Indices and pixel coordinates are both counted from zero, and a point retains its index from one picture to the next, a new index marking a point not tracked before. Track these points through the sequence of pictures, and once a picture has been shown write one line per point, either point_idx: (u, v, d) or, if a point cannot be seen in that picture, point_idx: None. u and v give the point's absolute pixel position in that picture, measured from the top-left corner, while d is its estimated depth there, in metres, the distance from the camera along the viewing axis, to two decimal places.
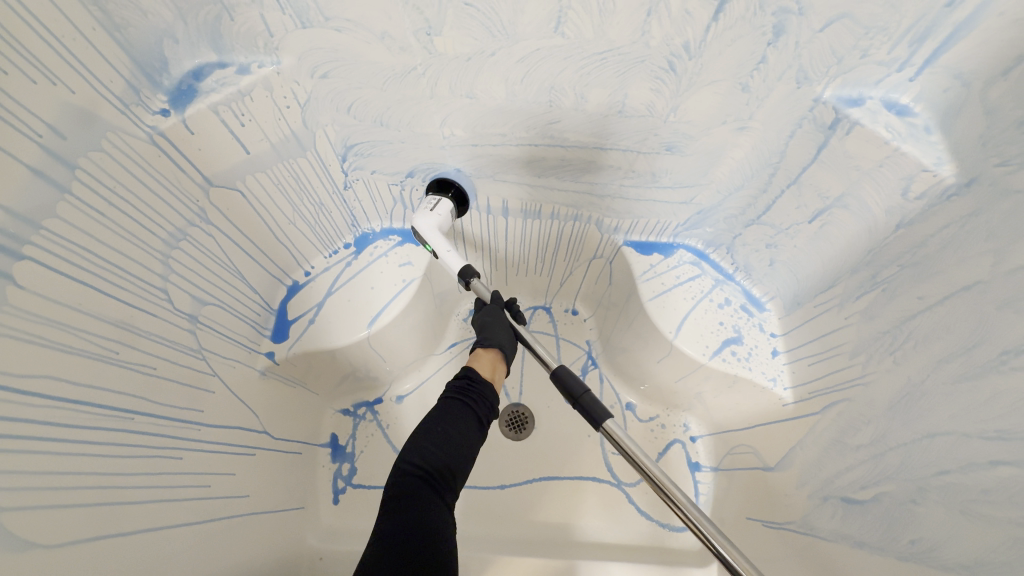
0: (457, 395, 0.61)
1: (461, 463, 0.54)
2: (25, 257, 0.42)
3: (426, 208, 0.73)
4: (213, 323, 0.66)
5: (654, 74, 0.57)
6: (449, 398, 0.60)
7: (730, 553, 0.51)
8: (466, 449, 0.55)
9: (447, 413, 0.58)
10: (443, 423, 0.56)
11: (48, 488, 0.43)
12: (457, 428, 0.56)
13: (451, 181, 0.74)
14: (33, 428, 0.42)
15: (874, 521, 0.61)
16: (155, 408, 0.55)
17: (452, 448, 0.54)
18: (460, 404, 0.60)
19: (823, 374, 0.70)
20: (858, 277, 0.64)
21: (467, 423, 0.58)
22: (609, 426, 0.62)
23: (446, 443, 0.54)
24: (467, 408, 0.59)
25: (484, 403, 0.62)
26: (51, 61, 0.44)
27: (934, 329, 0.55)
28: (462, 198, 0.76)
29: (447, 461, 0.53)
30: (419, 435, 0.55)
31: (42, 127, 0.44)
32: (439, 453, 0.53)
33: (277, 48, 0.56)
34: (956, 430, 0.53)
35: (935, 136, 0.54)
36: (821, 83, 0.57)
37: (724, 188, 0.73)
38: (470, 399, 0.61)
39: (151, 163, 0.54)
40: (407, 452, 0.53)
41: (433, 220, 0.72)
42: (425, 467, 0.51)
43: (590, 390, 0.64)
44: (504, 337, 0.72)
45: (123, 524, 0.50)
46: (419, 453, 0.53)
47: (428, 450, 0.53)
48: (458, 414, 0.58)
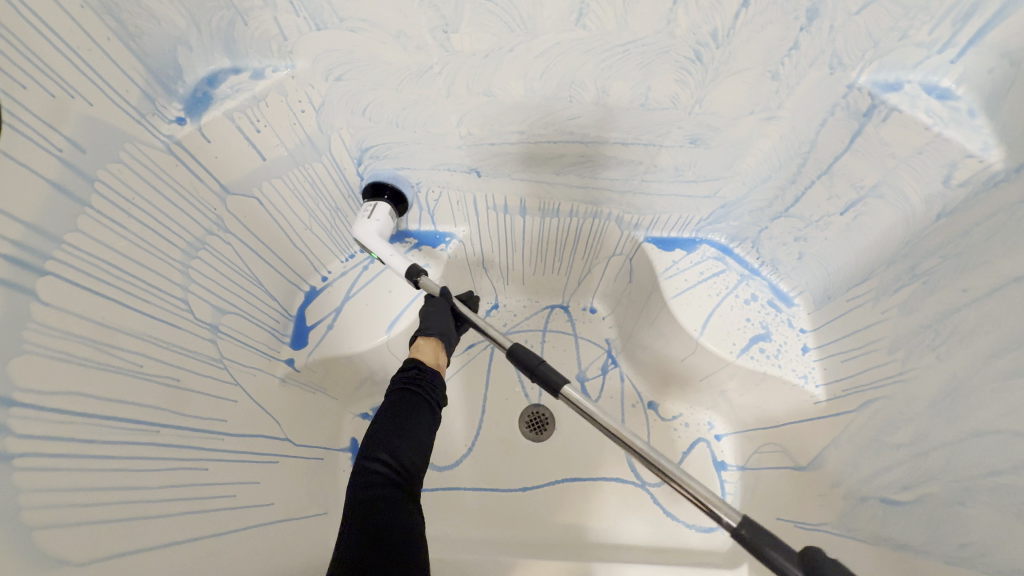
0: (409, 385, 0.59)
1: (422, 455, 0.53)
2: (48, 273, 0.42)
3: (363, 214, 0.72)
4: (233, 332, 0.66)
5: (679, 65, 0.55)
6: (399, 390, 0.59)
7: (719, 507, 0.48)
8: (424, 438, 0.55)
9: (398, 405, 0.56)
10: (400, 414, 0.55)
11: (76, 507, 0.43)
12: (413, 418, 0.55)
13: (384, 183, 0.72)
14: (59, 445, 0.42)
15: (918, 523, 0.59)
16: (179, 420, 0.55)
17: (413, 441, 0.53)
18: (410, 394, 0.58)
19: (858, 371, 0.67)
20: (896, 269, 0.62)
21: (422, 412, 0.57)
22: (566, 391, 0.60)
23: (402, 436, 0.53)
24: (416, 395, 0.58)
25: (436, 389, 0.60)
26: (66, 72, 0.43)
27: (982, 323, 0.52)
28: (398, 197, 0.74)
29: (406, 454, 0.52)
30: (378, 432, 0.53)
31: (62, 141, 0.43)
32: (403, 447, 0.52)
33: (291, 51, 0.55)
34: (1007, 429, 0.50)
35: (980, 120, 0.52)
36: (855, 69, 0.54)
37: (749, 181, 0.71)
38: (421, 388, 0.59)
39: (169, 173, 0.53)
40: (368, 450, 0.52)
41: (371, 228, 0.71)
42: (391, 465, 0.50)
43: (544, 361, 0.62)
44: (445, 324, 0.69)
45: (151, 538, 0.49)
46: (383, 450, 0.51)
47: (392, 445, 0.52)
48: (412, 403, 0.57)
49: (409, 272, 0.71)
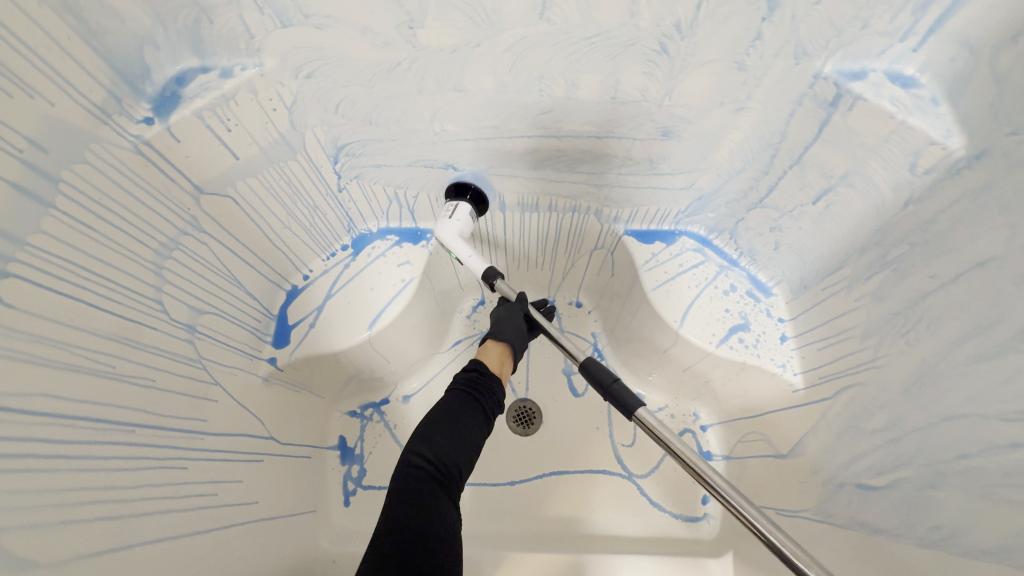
0: (465, 386, 0.60)
1: (467, 460, 0.53)
2: (10, 274, 0.42)
3: (447, 214, 0.74)
4: (212, 332, 0.66)
5: (646, 57, 0.56)
6: (456, 390, 0.59)
7: (778, 539, 0.48)
8: (472, 449, 0.54)
9: (456, 406, 0.57)
10: (453, 414, 0.55)
11: (47, 507, 0.43)
12: (465, 422, 0.55)
13: (466, 183, 0.74)
14: (26, 445, 0.42)
15: (891, 507, 0.59)
16: (156, 420, 0.55)
17: (460, 443, 0.53)
18: (467, 398, 0.59)
19: (834, 359, 0.68)
20: (867, 257, 0.62)
21: (474, 418, 0.57)
22: (642, 415, 0.59)
23: (453, 439, 0.53)
24: (473, 400, 0.59)
25: (491, 396, 0.60)
26: (21, 70, 0.42)
27: (948, 309, 0.53)
28: (479, 198, 0.76)
29: (454, 457, 0.52)
30: (427, 427, 0.54)
31: (21, 141, 0.43)
32: (448, 447, 0.52)
33: (259, 49, 0.55)
34: (973, 412, 0.50)
35: (942, 108, 0.52)
36: (820, 58, 0.54)
37: (724, 172, 0.71)
38: (477, 393, 0.59)
39: (138, 173, 0.53)
40: (414, 443, 0.52)
41: (453, 228, 0.72)
42: (433, 461, 0.50)
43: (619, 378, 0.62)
44: (516, 331, 0.70)
45: (130, 536, 0.50)
46: (427, 445, 0.52)
47: (437, 442, 0.52)
48: (465, 406, 0.57)
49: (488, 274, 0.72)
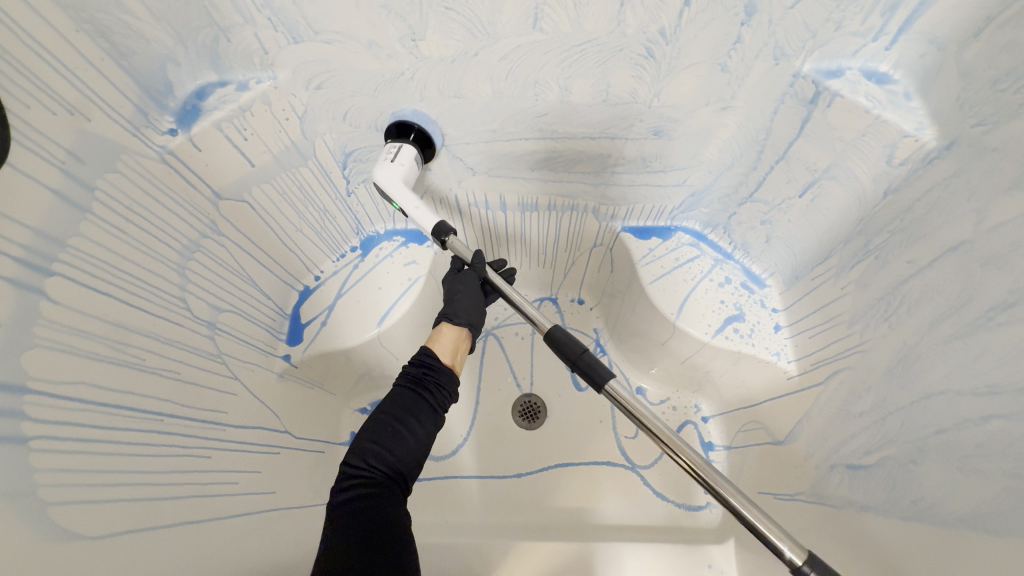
0: (409, 384, 0.62)
1: (409, 462, 0.56)
2: (55, 273, 0.46)
3: (388, 151, 0.67)
4: (230, 329, 0.70)
5: (633, 61, 0.59)
6: (403, 388, 0.62)
7: (760, 522, 0.50)
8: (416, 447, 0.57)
9: (397, 408, 0.59)
10: (391, 418, 0.58)
11: (88, 486, 0.47)
12: (405, 424, 0.58)
13: (409, 123, 0.66)
14: (64, 430, 0.45)
15: (878, 484, 0.61)
16: (181, 410, 0.59)
17: (393, 446, 0.56)
18: (415, 397, 0.61)
19: (825, 345, 0.71)
20: (852, 246, 0.65)
21: (412, 415, 0.59)
22: (611, 387, 0.62)
23: (391, 444, 0.56)
24: (420, 399, 0.61)
25: (441, 391, 0.63)
26: (60, 87, 0.46)
27: (925, 292, 0.55)
28: (425, 139, 0.69)
29: (393, 460, 0.55)
30: (362, 437, 0.56)
31: (62, 153, 0.47)
32: (381, 452, 0.55)
33: (273, 64, 0.59)
34: (949, 388, 0.53)
35: (915, 102, 0.55)
36: (798, 58, 0.57)
37: (714, 168, 0.74)
38: (422, 389, 0.62)
39: (164, 180, 0.57)
40: (348, 454, 0.55)
41: (395, 173, 0.66)
42: (369, 470, 0.53)
43: (587, 350, 0.63)
44: (473, 309, 0.72)
45: (160, 518, 0.53)
46: (360, 455, 0.54)
47: (370, 450, 0.55)
48: (404, 405, 0.60)
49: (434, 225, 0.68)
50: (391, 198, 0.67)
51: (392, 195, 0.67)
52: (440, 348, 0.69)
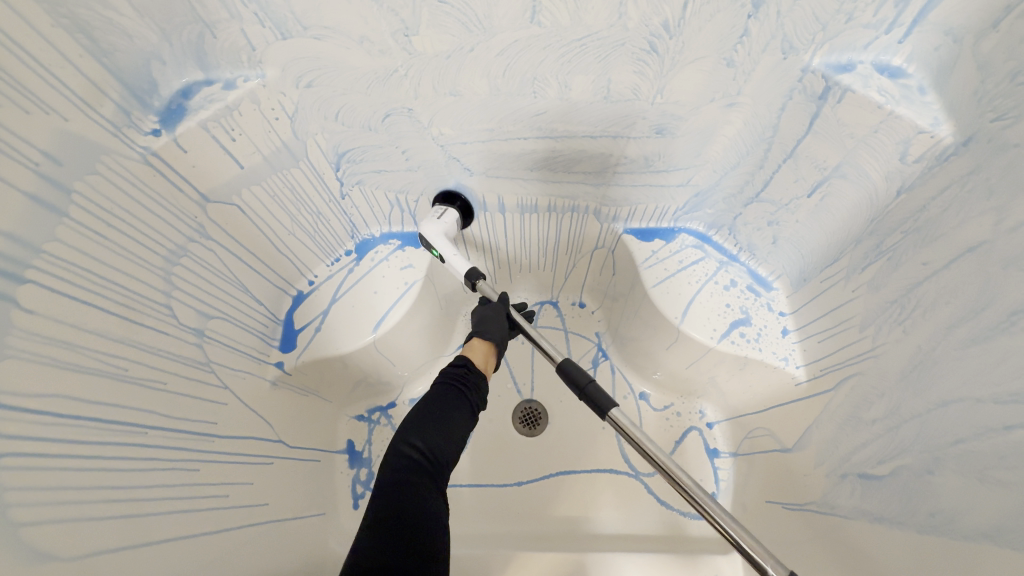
0: (457, 379, 0.61)
1: (454, 457, 0.54)
2: (27, 281, 0.43)
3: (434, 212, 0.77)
4: (219, 336, 0.67)
5: (636, 56, 0.57)
6: (445, 383, 0.60)
7: (749, 544, 0.49)
8: (459, 443, 0.55)
9: (444, 400, 0.57)
10: (440, 408, 0.56)
11: (64, 504, 0.44)
12: (454, 417, 0.56)
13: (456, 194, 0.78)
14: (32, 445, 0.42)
15: (893, 495, 0.58)
16: (167, 422, 0.57)
17: (450, 440, 0.54)
18: (457, 393, 0.59)
19: (835, 350, 0.68)
20: (863, 246, 0.63)
21: (462, 412, 0.57)
22: (615, 414, 0.60)
23: (445, 434, 0.54)
24: (463, 397, 0.59)
25: (478, 393, 0.61)
26: (31, 82, 0.44)
27: (941, 295, 0.53)
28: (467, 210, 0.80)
29: (446, 452, 0.53)
30: (416, 421, 0.54)
31: (37, 155, 0.44)
32: (442, 443, 0.53)
33: (260, 61, 0.57)
34: (968, 396, 0.50)
35: (929, 97, 0.53)
36: (807, 52, 0.55)
37: (719, 167, 0.72)
38: (465, 388, 0.60)
39: (147, 183, 0.55)
40: (410, 436, 0.52)
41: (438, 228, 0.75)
42: (427, 456, 0.51)
43: (593, 379, 0.63)
44: (500, 327, 0.71)
45: (144, 535, 0.51)
46: (421, 438, 0.52)
47: (432, 438, 0.53)
48: (456, 400, 0.58)
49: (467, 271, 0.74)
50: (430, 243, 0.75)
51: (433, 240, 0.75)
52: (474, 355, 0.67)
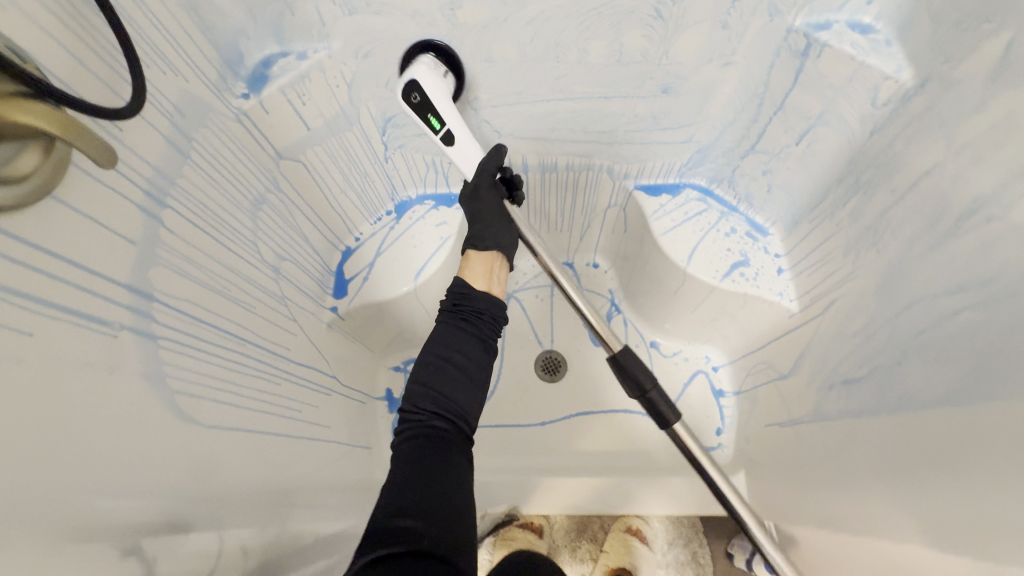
0: (456, 322, 0.64)
1: (457, 395, 0.57)
2: (168, 208, 0.54)
3: (438, 78, 0.69)
4: (290, 277, 0.79)
5: (644, 22, 0.67)
6: (442, 324, 0.64)
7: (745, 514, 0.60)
8: (463, 379, 0.59)
9: (440, 343, 0.61)
10: (435, 355, 0.60)
11: (204, 385, 0.56)
12: (452, 358, 0.60)
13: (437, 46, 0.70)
14: (179, 333, 0.53)
15: (869, 392, 0.68)
16: (258, 339, 0.68)
17: (448, 383, 0.58)
18: (454, 331, 0.63)
19: (822, 279, 0.78)
20: (844, 185, 0.73)
21: (461, 347, 0.61)
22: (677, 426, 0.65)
23: (439, 379, 0.58)
24: (461, 332, 0.63)
25: (478, 321, 0.65)
26: (158, 40, 0.54)
27: (906, 215, 0.62)
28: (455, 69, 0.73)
29: (442, 397, 0.57)
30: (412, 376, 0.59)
31: (172, 108, 0.55)
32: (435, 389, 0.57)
33: (328, 35, 0.68)
34: (927, 294, 0.59)
35: (895, 48, 0.63)
36: (791, 14, 0.65)
37: (718, 124, 0.82)
38: (461, 323, 0.64)
39: (238, 138, 0.66)
40: (405, 397, 0.57)
41: (437, 84, 0.69)
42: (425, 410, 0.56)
43: (656, 387, 0.66)
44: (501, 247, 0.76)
45: (249, 423, 0.63)
46: (415, 395, 0.57)
47: (423, 389, 0.57)
48: (452, 343, 0.61)
49: (471, 174, 0.77)
50: (442, 117, 0.71)
51: (445, 118, 0.70)
52: (475, 280, 0.71)
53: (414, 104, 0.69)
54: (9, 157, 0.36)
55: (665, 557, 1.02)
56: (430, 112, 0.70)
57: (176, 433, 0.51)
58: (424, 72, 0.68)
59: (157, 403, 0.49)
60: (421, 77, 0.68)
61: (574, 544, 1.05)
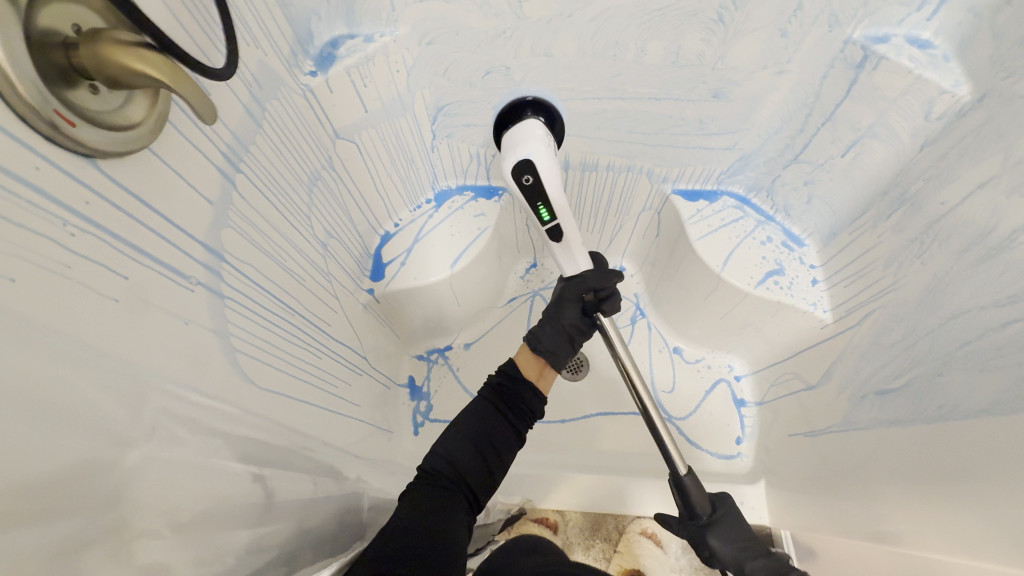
0: (495, 399, 0.65)
1: (479, 468, 0.57)
2: (241, 172, 0.55)
3: (551, 164, 0.73)
4: (335, 255, 0.81)
5: (705, 25, 0.70)
6: (485, 395, 0.65)
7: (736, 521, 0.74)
8: (489, 455, 0.59)
9: (478, 414, 0.62)
10: (472, 424, 0.61)
11: (260, 346, 0.57)
12: (488, 433, 0.60)
13: (546, 103, 0.80)
14: (243, 292, 0.55)
15: (905, 402, 0.68)
16: (305, 311, 0.69)
17: (478, 454, 0.58)
18: (492, 407, 0.63)
19: (860, 291, 0.79)
20: (890, 198, 0.74)
21: (496, 422, 0.62)
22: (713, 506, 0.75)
23: (470, 448, 0.58)
24: (499, 408, 0.63)
25: (517, 403, 0.65)
26: (242, 11, 0.56)
27: (956, 227, 0.63)
28: (551, 120, 0.81)
29: (466, 468, 0.57)
30: (446, 439, 0.60)
31: (252, 78, 0.58)
32: (465, 458, 0.57)
33: (396, 20, 0.71)
34: (975, 305, 0.60)
35: (953, 64, 0.64)
36: (849, 26, 0.67)
37: (763, 132, 0.83)
38: (501, 401, 0.64)
39: (302, 113, 0.68)
40: (435, 458, 0.58)
41: (547, 165, 0.73)
42: (451, 473, 0.56)
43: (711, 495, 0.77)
44: (557, 344, 0.75)
45: (294, 391, 0.64)
46: (445, 458, 0.57)
47: (454, 453, 0.58)
48: (489, 416, 0.62)
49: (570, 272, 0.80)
50: (551, 209, 0.74)
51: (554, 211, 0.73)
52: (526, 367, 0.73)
53: (526, 186, 0.73)
54: (120, 105, 0.38)
55: (678, 562, 0.99)
56: (540, 201, 0.73)
57: (238, 388, 0.52)
58: (539, 155, 0.73)
59: (223, 355, 0.50)
60: (536, 160, 0.73)
61: (587, 542, 1.00)
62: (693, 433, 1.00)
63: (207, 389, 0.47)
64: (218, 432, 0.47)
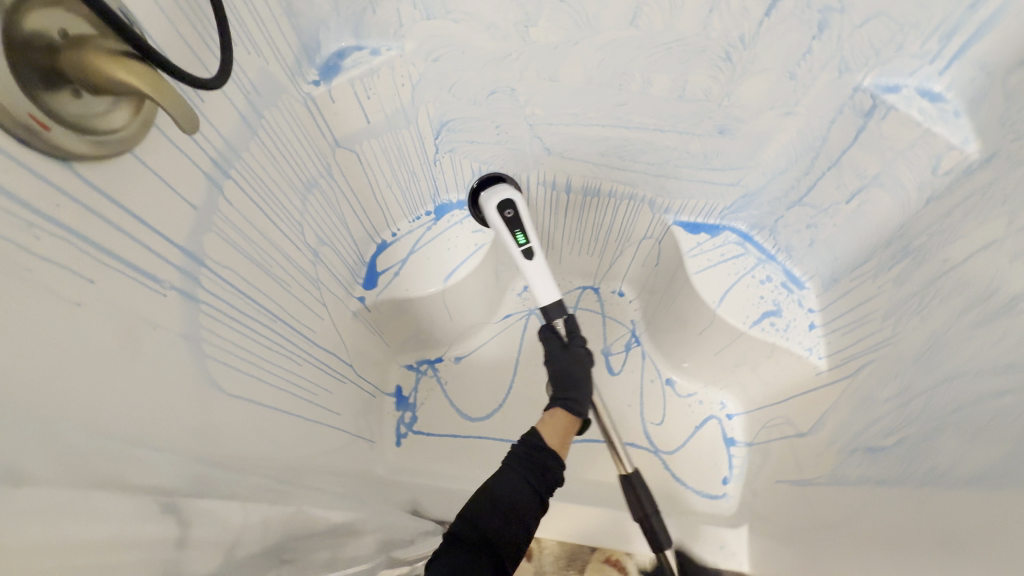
0: (519, 463, 0.62)
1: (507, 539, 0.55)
2: (229, 177, 0.55)
3: (527, 206, 0.81)
4: (326, 261, 0.81)
5: (712, 62, 0.69)
6: (511, 461, 0.62)
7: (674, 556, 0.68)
8: (517, 525, 0.56)
9: (505, 479, 0.59)
10: (499, 490, 0.58)
11: (235, 351, 0.57)
12: (514, 501, 0.57)
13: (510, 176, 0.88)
14: (222, 297, 0.54)
15: (894, 462, 0.66)
16: (288, 318, 0.69)
17: (505, 525, 0.55)
18: (519, 473, 0.61)
19: (857, 341, 0.77)
20: (893, 249, 0.72)
21: (523, 490, 0.59)
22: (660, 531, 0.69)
23: (499, 517, 0.56)
24: (526, 476, 0.60)
25: (543, 473, 0.61)
26: (246, 19, 0.57)
27: (957, 286, 0.61)
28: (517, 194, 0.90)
29: (492, 539, 0.54)
30: (472, 504, 0.57)
31: (249, 85, 0.58)
32: (493, 528, 0.55)
33: (403, 36, 0.71)
34: (971, 369, 0.58)
35: (963, 119, 0.62)
36: (860, 73, 0.66)
37: (769, 171, 0.82)
38: (530, 468, 0.61)
39: (299, 120, 0.68)
40: (461, 524, 0.55)
41: (524, 203, 0.80)
42: (478, 542, 0.54)
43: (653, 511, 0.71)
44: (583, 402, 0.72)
45: (267, 399, 0.64)
46: (470, 526, 0.55)
47: (481, 521, 0.55)
48: (517, 484, 0.59)
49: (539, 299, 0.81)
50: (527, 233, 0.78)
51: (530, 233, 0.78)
52: (551, 434, 0.68)
53: (507, 217, 0.79)
54: (105, 109, 0.39)
55: None
56: (518, 227, 0.78)
57: (204, 395, 0.51)
58: (516, 196, 0.81)
59: (190, 361, 0.49)
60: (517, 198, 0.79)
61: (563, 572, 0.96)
62: (678, 469, 0.98)
63: (169, 396, 0.46)
64: (176, 441, 0.46)
